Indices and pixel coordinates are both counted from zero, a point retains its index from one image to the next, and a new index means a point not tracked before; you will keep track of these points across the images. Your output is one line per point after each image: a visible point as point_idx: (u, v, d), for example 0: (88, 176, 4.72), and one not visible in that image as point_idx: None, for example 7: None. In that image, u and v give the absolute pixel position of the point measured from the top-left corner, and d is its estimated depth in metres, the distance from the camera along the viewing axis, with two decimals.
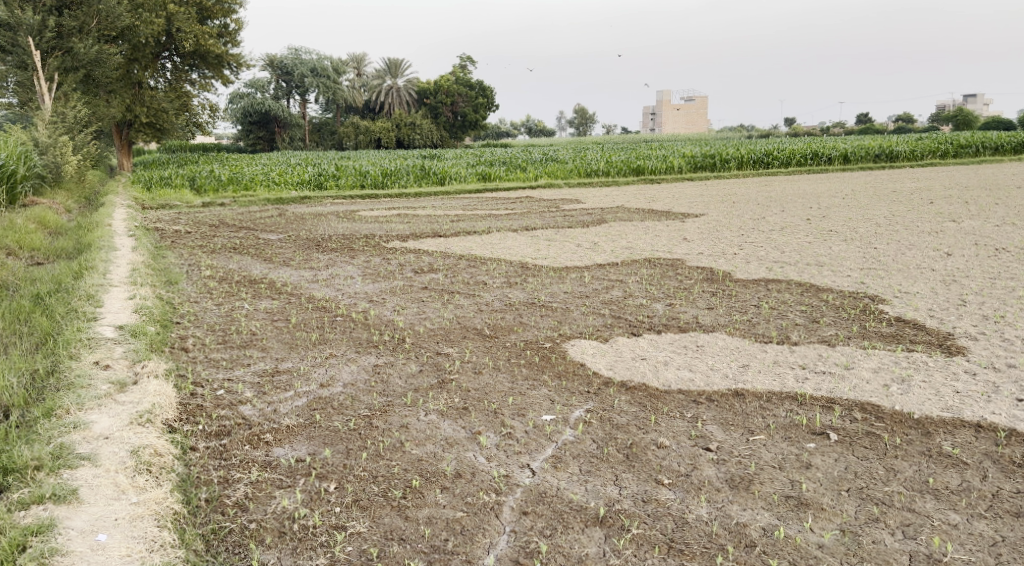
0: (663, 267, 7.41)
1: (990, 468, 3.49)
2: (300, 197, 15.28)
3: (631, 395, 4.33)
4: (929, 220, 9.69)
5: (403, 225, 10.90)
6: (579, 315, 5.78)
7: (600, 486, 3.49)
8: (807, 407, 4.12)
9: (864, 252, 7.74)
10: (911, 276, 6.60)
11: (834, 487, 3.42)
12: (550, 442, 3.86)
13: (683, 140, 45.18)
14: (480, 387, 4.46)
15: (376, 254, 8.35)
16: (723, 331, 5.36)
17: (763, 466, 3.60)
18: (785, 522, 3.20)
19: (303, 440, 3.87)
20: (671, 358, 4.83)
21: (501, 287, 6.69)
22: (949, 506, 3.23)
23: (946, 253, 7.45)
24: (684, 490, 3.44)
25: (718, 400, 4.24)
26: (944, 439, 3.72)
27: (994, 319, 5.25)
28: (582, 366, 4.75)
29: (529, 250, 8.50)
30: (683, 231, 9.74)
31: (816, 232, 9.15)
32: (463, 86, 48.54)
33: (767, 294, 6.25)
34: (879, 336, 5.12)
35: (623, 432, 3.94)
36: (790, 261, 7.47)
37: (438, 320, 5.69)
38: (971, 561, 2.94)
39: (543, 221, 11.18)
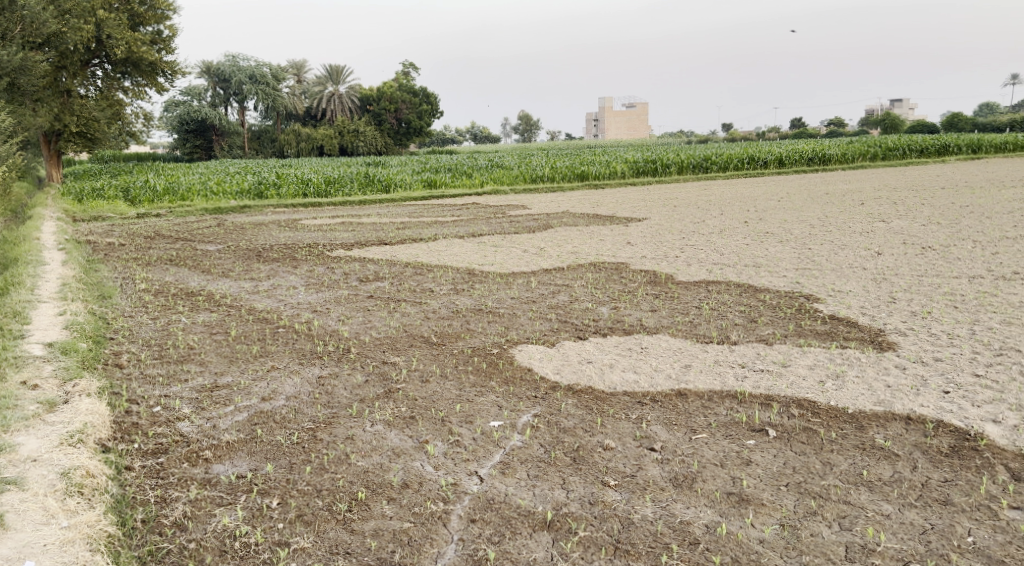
0: (608, 271, 7.50)
1: (919, 458, 3.61)
2: (239, 206, 15.00)
3: (578, 399, 4.36)
4: (860, 221, 10.01)
5: (347, 233, 10.78)
6: (526, 320, 5.81)
7: (548, 490, 3.51)
8: (748, 404, 4.22)
9: (799, 253, 7.96)
10: (843, 275, 6.83)
11: (773, 482, 3.50)
12: (497, 448, 3.86)
13: (624, 145, 45.84)
14: (426, 395, 4.43)
15: (318, 263, 8.25)
16: (666, 332, 5.44)
17: (705, 464, 3.67)
18: (727, 519, 3.26)
19: (244, 456, 3.79)
20: (616, 360, 4.88)
21: (447, 294, 6.68)
22: (881, 497, 3.34)
23: (877, 252, 7.72)
24: (629, 491, 3.48)
25: (662, 401, 4.30)
26: (876, 432, 3.85)
27: (921, 315, 5.45)
28: (528, 371, 4.77)
29: (475, 256, 8.50)
30: (627, 235, 9.87)
31: (753, 234, 9.38)
32: (406, 92, 48.26)
33: (708, 296, 6.37)
34: (814, 334, 5.26)
35: (570, 435, 3.97)
36: (729, 263, 7.63)
37: (384, 329, 5.65)
38: (903, 549, 3.03)
39: (489, 227, 11.19)
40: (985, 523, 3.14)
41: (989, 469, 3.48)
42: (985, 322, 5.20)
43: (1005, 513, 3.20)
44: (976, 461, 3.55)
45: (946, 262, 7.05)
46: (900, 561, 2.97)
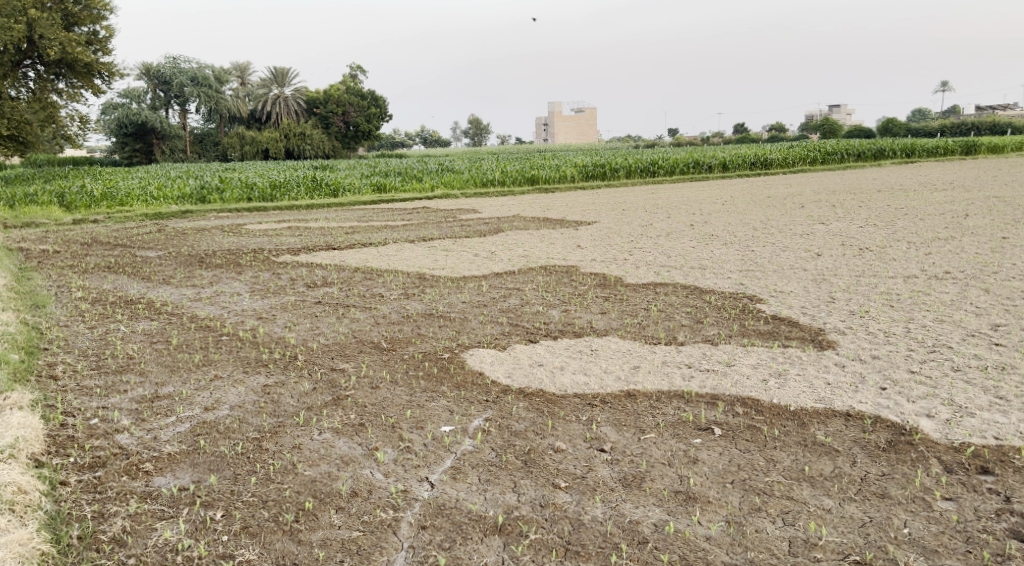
0: (558, 274, 7.54)
1: (858, 453, 3.71)
2: (181, 211, 14.65)
3: (529, 402, 4.37)
4: (801, 223, 10.27)
5: (293, 238, 10.62)
6: (477, 324, 5.80)
7: (499, 494, 3.51)
8: (694, 404, 4.29)
9: (743, 254, 8.13)
10: (785, 275, 6.99)
11: (719, 480, 3.56)
12: (448, 453, 3.84)
13: (572, 149, 46.21)
14: (376, 402, 4.39)
15: (264, 268, 8.11)
16: (615, 334, 5.50)
17: (654, 464, 3.71)
18: (675, 517, 3.31)
19: (187, 468, 3.71)
20: (566, 363, 4.91)
21: (397, 299, 6.63)
22: (823, 492, 3.43)
23: (817, 254, 7.93)
24: (579, 493, 3.51)
25: (612, 402, 4.34)
26: (818, 429, 3.95)
27: (859, 314, 5.62)
28: (480, 375, 4.76)
29: (426, 261, 8.46)
30: (576, 238, 9.94)
31: (699, 236, 9.54)
32: (353, 96, 47.83)
33: (656, 298, 6.46)
34: (758, 334, 5.38)
35: (521, 438, 3.97)
36: (677, 265, 7.75)
37: (332, 336, 5.57)
38: (843, 542, 3.11)
39: (439, 231, 11.15)
40: (920, 515, 3.24)
41: (924, 461, 3.59)
42: (919, 320, 5.38)
43: (939, 503, 3.31)
44: (911, 454, 3.66)
45: (882, 263, 7.28)
46: (840, 553, 3.05)
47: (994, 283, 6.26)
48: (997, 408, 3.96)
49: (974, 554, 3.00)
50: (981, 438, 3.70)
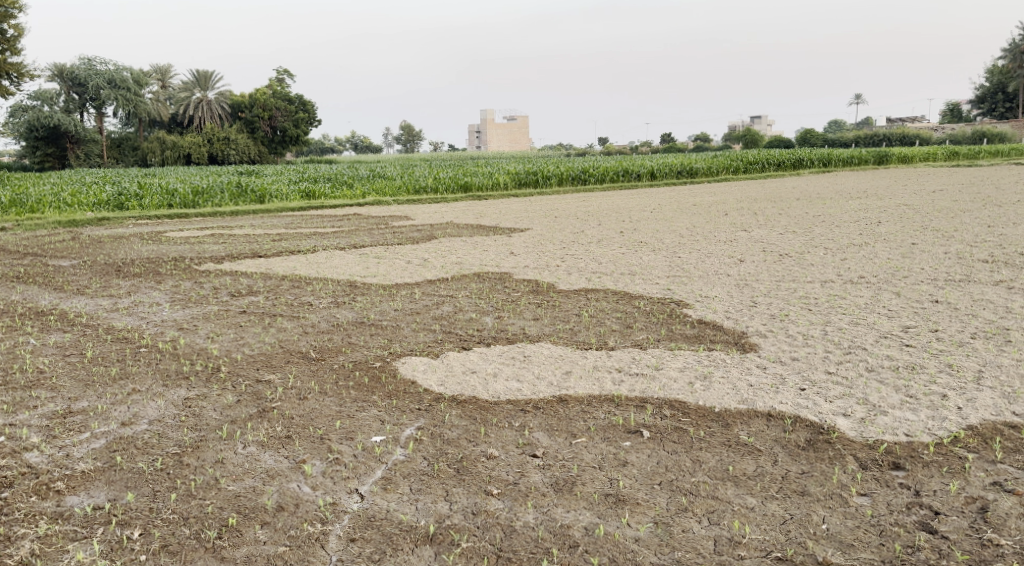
0: (491, 281, 7.55)
1: (780, 452, 3.83)
2: (97, 219, 14.09)
3: (461, 409, 4.35)
4: (726, 229, 10.57)
5: (217, 245, 10.35)
6: (409, 332, 5.75)
7: (431, 504, 3.48)
8: (624, 407, 4.35)
9: (670, 260, 8.31)
10: (710, 281, 7.18)
11: (648, 481, 3.62)
12: (379, 464, 3.79)
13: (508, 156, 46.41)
14: (304, 413, 4.30)
15: (185, 277, 7.87)
16: (548, 340, 5.53)
17: (585, 468, 3.75)
18: (605, 520, 3.34)
19: (101, 486, 3.56)
20: (499, 369, 4.91)
21: (327, 307, 6.52)
22: (746, 491, 3.52)
23: (739, 260, 8.15)
24: (511, 499, 3.51)
25: (544, 408, 4.36)
26: (741, 429, 4.05)
27: (780, 317, 5.80)
28: (412, 384, 4.71)
29: (356, 268, 8.35)
30: (509, 245, 9.98)
31: (628, 243, 9.69)
32: (281, 100, 46.90)
33: (587, 303, 6.53)
34: (685, 338, 5.50)
35: (453, 446, 3.95)
36: (607, 271, 7.85)
37: (258, 346, 5.44)
38: (766, 540, 3.20)
39: (370, 238, 11.02)
40: (838, 511, 3.35)
41: (841, 459, 3.72)
42: (835, 323, 5.59)
43: (855, 499, 3.43)
44: (829, 452, 3.79)
45: (801, 268, 7.54)
46: (763, 550, 3.14)
47: (905, 287, 6.56)
48: (908, 406, 4.14)
49: (888, 547, 3.12)
50: (893, 435, 3.86)
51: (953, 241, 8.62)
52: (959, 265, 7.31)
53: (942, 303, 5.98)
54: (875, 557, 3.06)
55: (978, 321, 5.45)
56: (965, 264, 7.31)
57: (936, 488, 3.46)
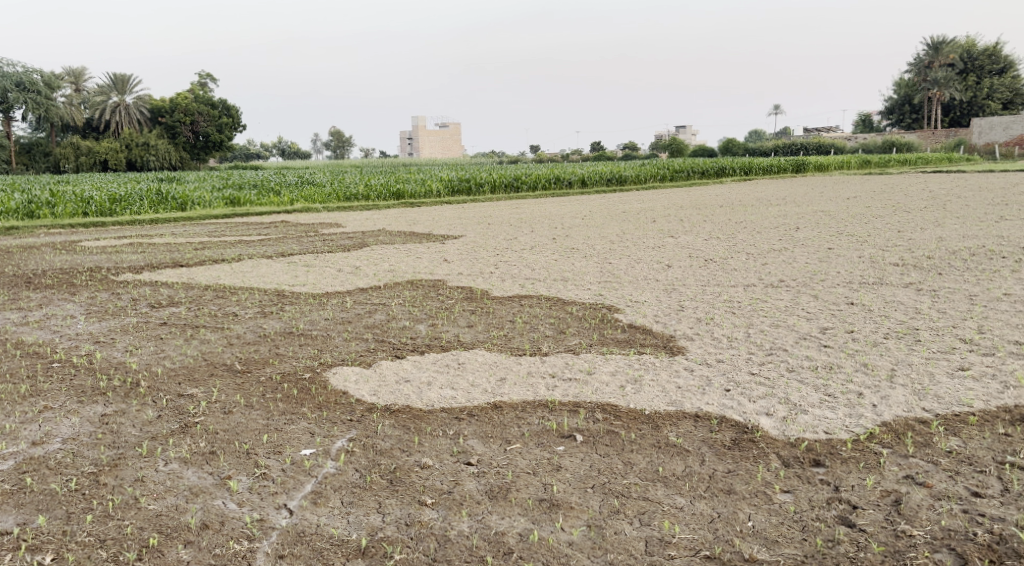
0: (424, 288, 7.51)
1: (707, 452, 3.91)
2: (5, 228, 13.43)
3: (394, 419, 4.30)
4: (654, 236, 10.78)
5: (135, 255, 10.00)
6: (340, 342, 5.66)
7: (363, 516, 3.43)
8: (557, 412, 4.37)
9: (601, 266, 8.42)
10: (640, 286, 7.31)
11: (581, 485, 3.65)
12: (308, 478, 3.71)
13: (438, 164, 46.23)
14: (230, 427, 4.19)
15: (101, 288, 7.58)
16: (482, 347, 5.53)
17: (519, 474, 3.75)
18: (539, 525, 3.35)
19: (10, 510, 3.39)
20: (433, 378, 4.88)
21: (254, 318, 6.37)
22: (676, 491, 3.58)
23: (667, 265, 8.32)
24: (446, 508, 3.48)
25: (478, 415, 4.35)
26: (671, 430, 4.13)
27: (706, 321, 5.95)
28: (343, 395, 4.64)
29: (284, 277, 8.19)
30: (442, 252, 9.95)
31: (560, 250, 9.78)
32: (204, 105, 45.62)
33: (520, 309, 6.56)
34: (616, 342, 5.57)
35: (386, 457, 3.91)
36: (540, 278, 7.90)
37: (180, 359, 5.27)
38: (695, 538, 3.26)
39: (299, 246, 10.81)
40: (762, 508, 3.44)
41: (765, 457, 3.83)
42: (757, 325, 5.76)
43: (778, 496, 3.53)
44: (753, 451, 3.89)
45: (726, 272, 7.75)
46: (692, 550, 3.19)
47: (822, 289, 6.82)
48: (827, 404, 4.29)
49: (810, 541, 3.21)
50: (814, 433, 4.00)
51: (867, 245, 9.00)
52: (872, 268, 7.63)
53: (857, 305, 6.23)
54: (798, 552, 3.16)
55: (889, 322, 5.70)
56: (877, 267, 7.64)
57: (854, 483, 3.59)
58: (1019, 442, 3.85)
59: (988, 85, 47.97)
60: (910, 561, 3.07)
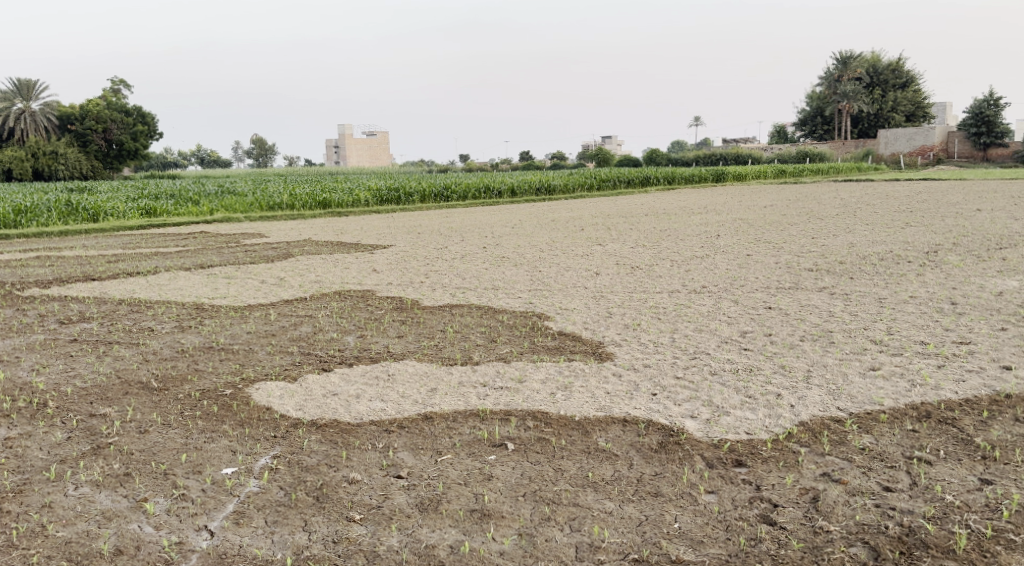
0: (352, 299, 7.41)
1: (635, 456, 3.97)
2: None
3: (321, 434, 4.22)
4: (582, 244, 10.92)
5: (43, 268, 9.55)
6: (264, 355, 5.52)
7: (288, 535, 3.34)
8: (488, 422, 4.36)
9: (531, 274, 8.47)
10: (569, 293, 7.38)
11: (512, 494, 3.65)
12: (230, 497, 3.60)
13: (363, 173, 45.70)
14: (146, 447, 4.03)
15: (6, 304, 7.21)
16: (412, 357, 5.48)
17: (450, 485, 3.72)
18: (470, 536, 3.33)
19: None
20: (362, 390, 4.80)
21: (172, 332, 6.16)
22: (605, 496, 3.62)
23: (596, 273, 8.43)
24: (374, 523, 3.43)
25: (408, 427, 4.30)
26: (600, 436, 4.17)
27: (634, 327, 6.04)
28: (267, 410, 4.52)
29: (204, 289, 7.95)
30: (371, 262, 9.84)
31: (490, 258, 9.79)
32: (117, 112, 44.00)
33: (451, 319, 6.53)
34: (546, 349, 5.61)
35: (312, 473, 3.82)
36: (470, 287, 7.89)
37: (91, 377, 5.04)
38: (623, 542, 3.29)
39: (219, 258, 10.50)
40: (688, 509, 3.51)
41: (690, 459, 3.91)
42: (682, 330, 5.88)
43: (703, 497, 3.61)
44: (679, 453, 3.97)
45: (652, 279, 7.91)
46: (621, 553, 3.22)
47: (743, 294, 7.03)
48: (748, 405, 4.42)
49: (733, 541, 3.29)
50: (736, 434, 4.10)
51: (784, 251, 9.33)
52: (790, 273, 7.92)
53: (775, 308, 6.45)
54: (722, 551, 3.22)
55: (805, 324, 5.91)
56: (794, 273, 7.92)
57: (774, 482, 3.70)
58: (925, 437, 4.04)
59: (893, 98, 50.49)
60: (827, 556, 3.17)
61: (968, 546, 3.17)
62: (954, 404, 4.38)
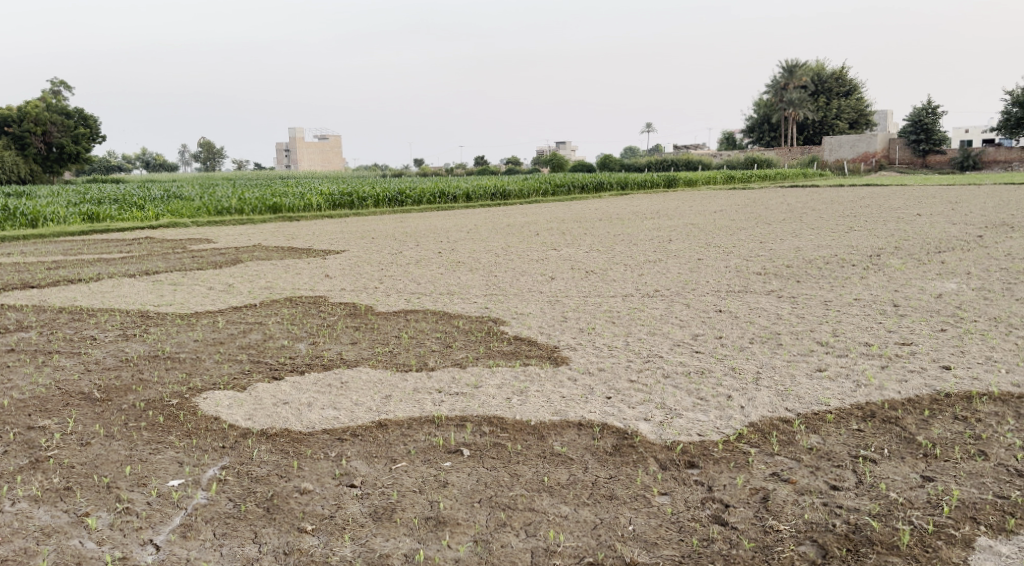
0: (304, 305, 7.30)
1: (590, 459, 3.99)
2: None
3: (272, 443, 4.14)
4: (537, 248, 10.95)
5: None
6: (212, 364, 5.40)
7: (237, 548, 3.27)
8: (443, 428, 4.34)
9: (486, 279, 8.46)
10: (524, 298, 7.39)
11: (467, 500, 3.63)
12: (177, 510, 3.51)
13: (313, 177, 45.14)
14: (88, 460, 3.91)
15: None
16: (366, 364, 5.42)
17: (404, 493, 3.69)
18: (425, 544, 3.30)
19: None
20: (314, 398, 4.72)
21: (115, 341, 5.99)
22: (561, 500, 3.62)
23: (550, 277, 8.46)
24: (327, 533, 3.38)
25: (362, 434, 4.25)
26: (555, 440, 4.18)
27: (588, 331, 6.08)
28: (216, 420, 4.42)
29: (150, 296, 7.76)
30: (324, 267, 9.71)
31: (445, 263, 9.75)
32: (57, 114, 42.75)
33: (406, 324, 6.48)
34: (502, 354, 5.60)
35: (262, 484, 3.74)
36: (425, 292, 7.84)
37: (29, 388, 4.87)
38: (578, 546, 3.30)
39: (165, 264, 10.25)
40: (642, 511, 3.54)
41: (643, 462, 3.94)
42: (635, 334, 5.94)
43: (656, 499, 3.64)
44: (633, 456, 4.00)
45: (606, 283, 7.97)
46: (576, 557, 3.23)
47: (694, 298, 7.13)
48: (700, 407, 4.48)
49: (686, 542, 3.32)
50: (688, 435, 4.15)
51: (733, 255, 9.49)
52: (739, 277, 8.07)
53: (725, 311, 6.55)
54: (676, 552, 3.25)
55: (755, 327, 6.02)
56: (744, 276, 8.07)
57: (726, 482, 3.75)
58: (870, 436, 4.14)
59: (837, 106, 51.93)
60: (777, 555, 3.23)
61: (911, 542, 3.25)
62: (897, 403, 4.50)
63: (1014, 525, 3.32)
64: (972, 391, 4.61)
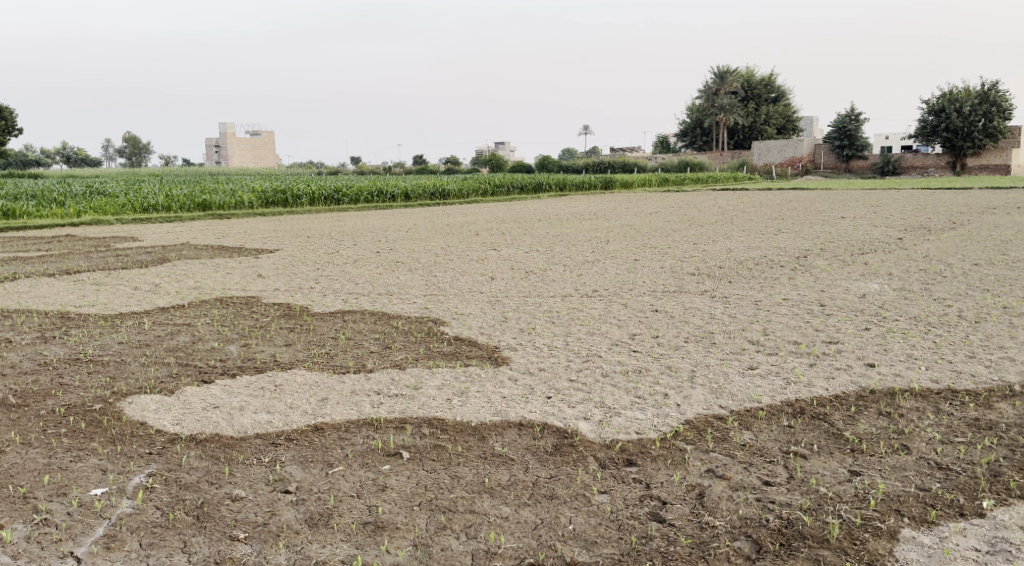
0: (236, 306, 7.11)
1: (531, 459, 3.98)
2: None
3: (202, 449, 4.00)
4: (476, 248, 10.92)
5: None
6: (137, 367, 5.20)
7: (165, 558, 3.15)
8: (383, 430, 4.27)
9: (424, 279, 8.40)
10: (463, 298, 7.36)
11: (407, 504, 3.57)
12: (100, 520, 3.35)
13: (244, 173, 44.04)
14: (3, 470, 3.71)
15: None
16: (301, 366, 5.29)
17: (341, 498, 3.61)
18: (363, 550, 3.24)
19: None
20: (246, 402, 4.59)
21: (32, 343, 5.71)
22: (501, 501, 3.60)
23: (490, 277, 8.45)
24: (260, 541, 3.28)
25: (297, 439, 4.15)
26: (495, 441, 4.16)
27: (528, 331, 6.08)
28: (141, 426, 4.25)
29: (71, 296, 7.43)
30: (258, 267, 9.48)
31: (384, 263, 9.63)
32: None
33: (343, 325, 6.36)
34: (441, 355, 5.55)
35: (191, 491, 3.61)
36: (363, 292, 7.72)
37: None
38: (519, 547, 3.29)
39: (87, 263, 9.83)
40: (582, 510, 3.55)
41: (583, 461, 3.95)
42: (575, 333, 5.97)
43: (596, 497, 3.66)
44: (573, 455, 4.01)
45: (545, 283, 8.01)
46: (517, 558, 3.22)
47: (630, 298, 7.21)
48: (637, 406, 4.53)
49: (625, 540, 3.34)
50: (626, 434, 4.19)
51: (668, 256, 9.65)
52: (673, 277, 8.20)
53: (660, 311, 6.64)
54: (615, 551, 3.27)
55: (690, 326, 6.13)
56: (678, 276, 8.22)
57: (663, 479, 3.79)
58: (800, 432, 4.26)
59: (766, 111, 53.46)
60: (714, 551, 3.27)
61: (840, 535, 3.34)
62: (825, 400, 4.63)
63: (935, 516, 3.45)
64: (895, 387, 4.79)
